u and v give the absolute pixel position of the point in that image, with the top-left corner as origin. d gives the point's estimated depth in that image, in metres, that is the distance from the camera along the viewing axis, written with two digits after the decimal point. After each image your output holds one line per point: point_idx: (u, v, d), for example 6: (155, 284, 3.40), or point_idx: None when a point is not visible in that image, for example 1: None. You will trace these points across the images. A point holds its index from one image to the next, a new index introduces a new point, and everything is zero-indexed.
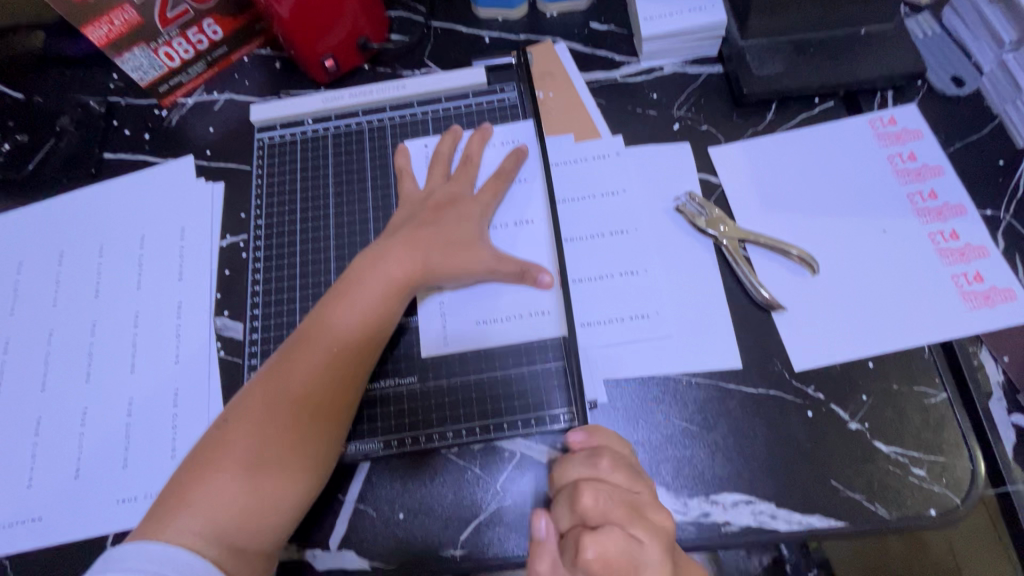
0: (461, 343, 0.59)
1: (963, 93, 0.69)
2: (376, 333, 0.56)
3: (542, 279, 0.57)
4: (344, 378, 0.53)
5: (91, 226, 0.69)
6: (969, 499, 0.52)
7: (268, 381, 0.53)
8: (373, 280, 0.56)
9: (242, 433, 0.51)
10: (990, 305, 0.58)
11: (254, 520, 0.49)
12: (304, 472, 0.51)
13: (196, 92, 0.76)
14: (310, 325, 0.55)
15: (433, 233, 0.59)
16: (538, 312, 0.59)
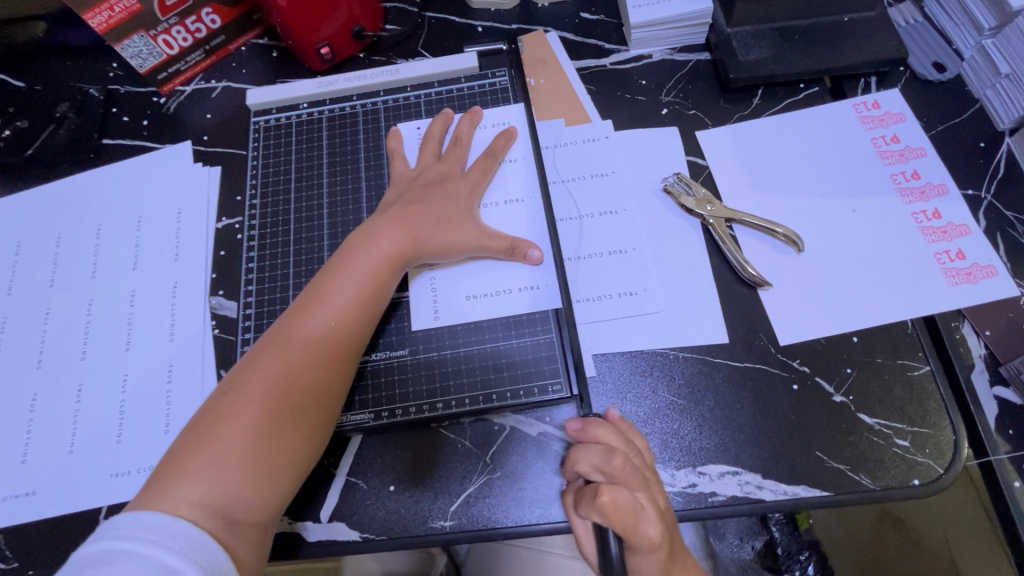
0: (451, 316, 0.60)
1: (944, 79, 0.70)
2: (372, 306, 0.56)
3: (531, 255, 0.59)
4: (342, 351, 0.54)
5: (89, 210, 0.70)
6: (952, 468, 0.53)
7: (264, 354, 0.52)
8: (368, 254, 0.57)
9: (237, 405, 0.50)
10: (972, 281, 0.59)
11: (254, 489, 0.48)
12: (305, 441, 0.51)
13: (194, 80, 0.77)
14: (307, 298, 0.55)
15: (423, 208, 0.60)
16: (529, 287, 0.60)
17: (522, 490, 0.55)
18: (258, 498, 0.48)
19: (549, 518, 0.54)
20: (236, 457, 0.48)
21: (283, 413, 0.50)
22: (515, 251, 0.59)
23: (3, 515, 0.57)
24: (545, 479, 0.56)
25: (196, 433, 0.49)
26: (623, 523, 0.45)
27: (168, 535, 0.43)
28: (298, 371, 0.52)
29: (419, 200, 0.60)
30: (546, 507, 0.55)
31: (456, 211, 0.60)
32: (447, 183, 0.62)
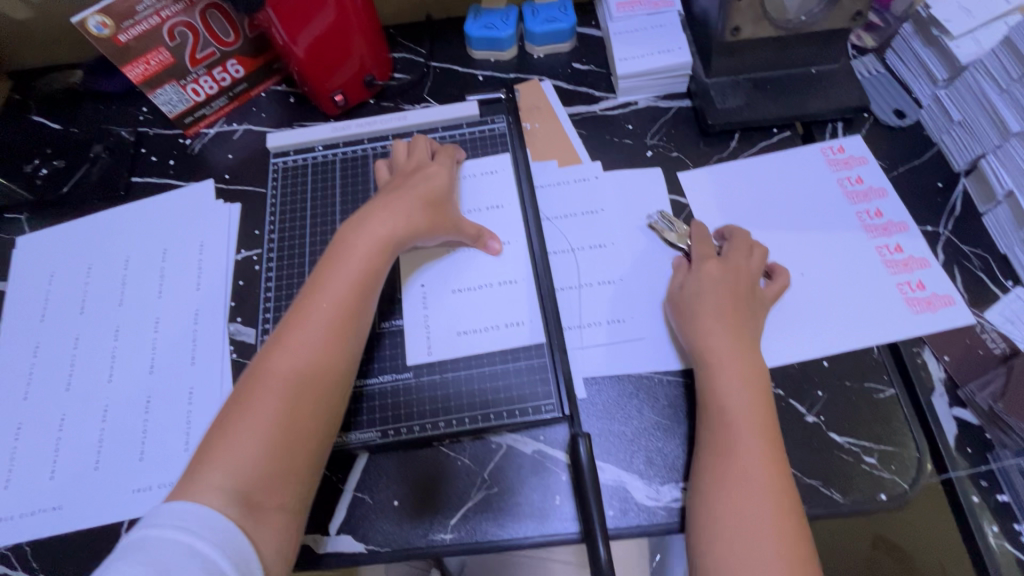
0: (445, 351, 0.65)
1: (904, 124, 0.77)
2: (372, 294, 0.60)
3: (491, 244, 0.69)
4: (345, 331, 0.57)
5: (118, 242, 0.76)
6: (915, 483, 0.57)
7: (274, 345, 0.55)
8: (364, 243, 0.61)
9: (254, 392, 0.53)
10: (932, 309, 0.65)
11: (278, 472, 0.51)
12: (320, 420, 0.54)
13: (218, 123, 0.84)
14: (306, 288, 0.59)
15: (402, 197, 0.64)
16: (514, 323, 0.66)
17: (517, 504, 0.59)
18: (286, 480, 0.51)
19: (542, 530, 0.58)
20: (261, 443, 0.51)
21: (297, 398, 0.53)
22: (480, 237, 0.68)
23: (32, 527, 0.61)
24: (540, 494, 0.60)
25: (219, 426, 0.52)
26: (701, 367, 0.58)
27: (208, 525, 0.46)
28: (308, 357, 0.55)
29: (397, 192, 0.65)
30: (540, 520, 0.58)
31: (430, 197, 0.65)
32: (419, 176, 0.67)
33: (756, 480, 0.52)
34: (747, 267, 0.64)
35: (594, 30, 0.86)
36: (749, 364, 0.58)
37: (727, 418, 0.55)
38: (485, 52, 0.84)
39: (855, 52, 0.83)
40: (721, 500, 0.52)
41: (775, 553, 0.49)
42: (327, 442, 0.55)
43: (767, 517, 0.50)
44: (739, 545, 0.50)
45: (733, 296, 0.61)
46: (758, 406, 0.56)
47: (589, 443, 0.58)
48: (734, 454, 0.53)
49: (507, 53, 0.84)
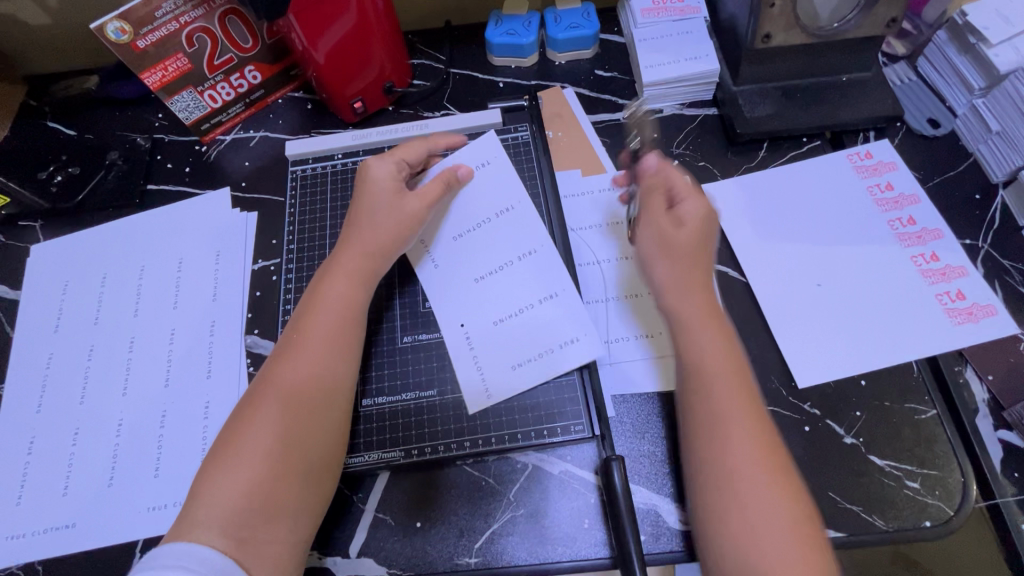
0: (501, 388, 0.61)
1: (939, 134, 0.75)
2: (353, 319, 0.59)
3: (460, 172, 0.69)
4: (330, 361, 0.56)
5: (133, 251, 0.75)
6: (961, 510, 0.55)
7: (259, 381, 0.55)
8: (347, 271, 0.61)
9: (239, 429, 0.52)
10: (974, 320, 0.62)
11: (266, 509, 0.49)
12: (307, 454, 0.52)
13: (234, 130, 0.83)
14: (295, 321, 0.59)
15: (364, 211, 0.64)
16: (569, 342, 0.62)
17: (545, 527, 0.57)
18: (276, 509, 0.50)
19: (570, 555, 0.56)
20: (249, 477, 0.50)
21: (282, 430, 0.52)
22: (448, 177, 0.67)
23: (45, 545, 0.59)
24: (567, 517, 0.57)
25: (208, 463, 0.51)
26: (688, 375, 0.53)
27: (200, 560, 0.45)
28: (290, 388, 0.54)
29: (362, 202, 0.64)
30: (568, 544, 0.56)
31: (387, 194, 0.64)
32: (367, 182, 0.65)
33: (738, 424, 0.49)
34: (689, 208, 0.59)
35: (617, 35, 0.84)
36: (724, 345, 0.53)
37: (699, 359, 0.53)
38: (506, 58, 0.82)
39: (885, 60, 0.81)
40: (716, 445, 0.49)
41: (773, 498, 0.47)
42: (316, 470, 0.53)
43: (753, 455, 0.48)
44: (742, 488, 0.47)
45: (688, 245, 0.57)
46: (725, 344, 0.53)
47: (622, 467, 0.56)
48: (709, 396, 0.51)
49: (529, 59, 0.82)
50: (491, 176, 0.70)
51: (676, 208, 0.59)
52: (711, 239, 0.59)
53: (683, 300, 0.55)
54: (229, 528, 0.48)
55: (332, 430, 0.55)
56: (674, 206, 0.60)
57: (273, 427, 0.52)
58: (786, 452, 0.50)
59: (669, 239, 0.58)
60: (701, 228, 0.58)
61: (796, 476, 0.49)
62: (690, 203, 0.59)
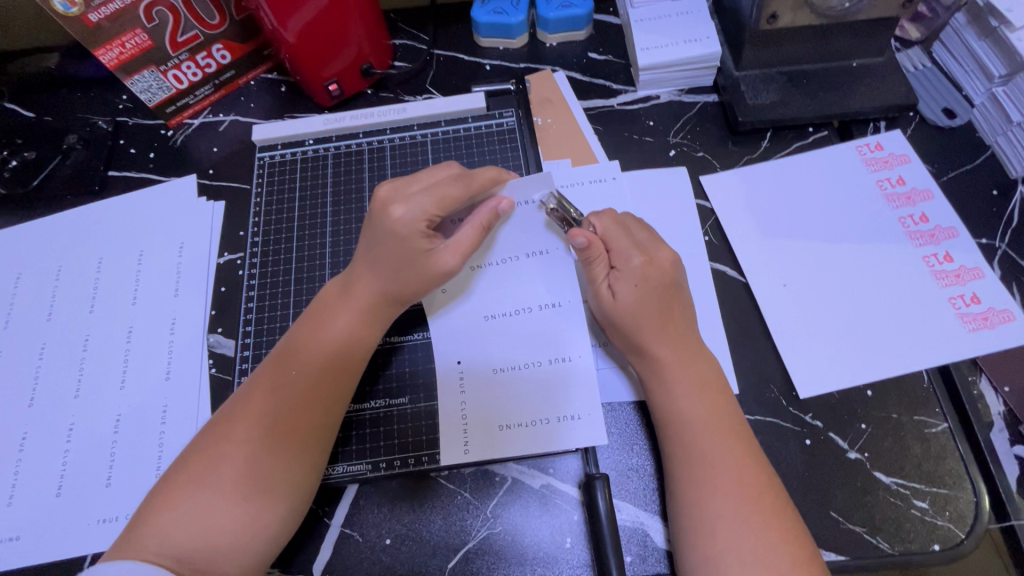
0: (485, 448, 0.55)
1: (955, 125, 0.70)
2: (353, 353, 0.53)
3: (502, 206, 0.53)
4: (326, 398, 0.50)
5: (90, 242, 0.70)
6: (973, 532, 0.51)
7: (239, 405, 0.49)
8: (352, 300, 0.53)
9: (211, 455, 0.47)
10: (990, 326, 0.58)
11: (227, 547, 0.44)
12: (285, 495, 0.47)
13: (203, 114, 0.77)
14: (291, 343, 0.52)
15: (382, 247, 0.52)
16: (571, 418, 0.55)
17: (523, 547, 0.53)
18: (241, 551, 0.45)
19: None
20: (218, 508, 0.45)
21: (261, 468, 0.47)
22: (490, 220, 0.53)
23: None
24: (548, 535, 0.53)
25: (172, 479, 0.46)
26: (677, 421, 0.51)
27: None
28: (274, 426, 0.48)
29: (377, 234, 0.53)
30: (549, 565, 0.52)
31: (409, 240, 0.52)
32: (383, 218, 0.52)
33: (723, 477, 0.47)
34: (632, 262, 0.54)
35: (612, 16, 0.79)
36: (719, 389, 0.52)
37: (675, 412, 0.51)
38: (494, 39, 0.77)
39: (899, 44, 0.76)
40: (698, 499, 0.47)
41: (764, 553, 0.44)
42: (294, 515, 0.48)
43: (741, 509, 0.46)
44: (729, 552, 0.45)
45: (640, 311, 0.53)
46: (704, 392, 0.51)
47: (606, 486, 0.52)
48: (689, 449, 0.49)
49: (517, 41, 0.77)
50: (537, 218, 0.56)
51: (617, 264, 0.54)
52: (679, 286, 0.55)
53: (657, 358, 0.52)
54: (186, 553, 0.43)
55: (316, 470, 0.50)
56: (614, 262, 0.55)
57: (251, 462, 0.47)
58: (786, 512, 0.46)
59: (624, 305, 0.53)
60: (651, 286, 0.53)
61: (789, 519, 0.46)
62: (629, 258, 0.54)
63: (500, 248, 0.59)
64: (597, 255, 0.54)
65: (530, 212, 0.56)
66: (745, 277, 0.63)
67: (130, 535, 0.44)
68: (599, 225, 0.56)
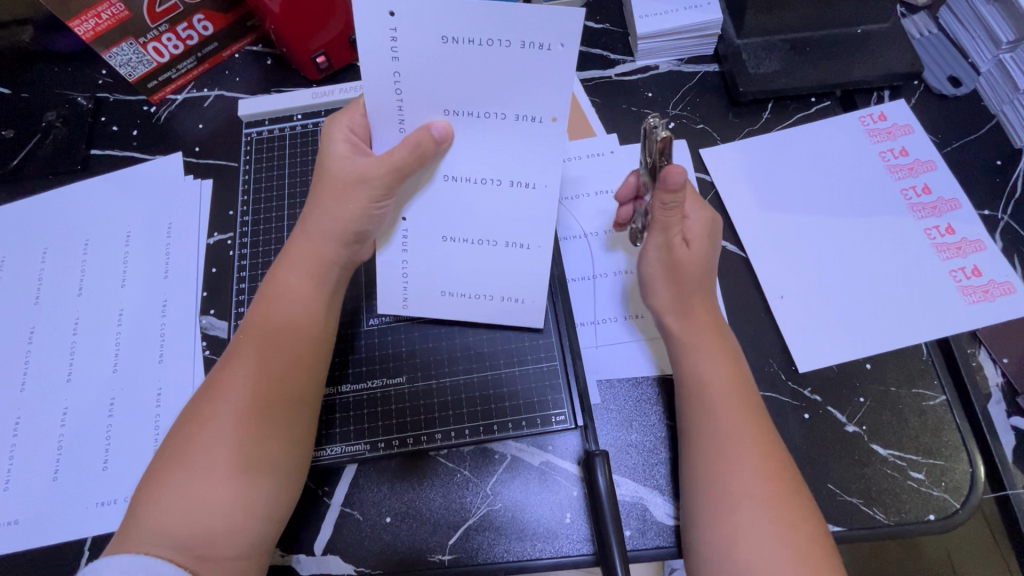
0: (423, 305, 0.56)
1: (960, 94, 0.68)
2: (311, 314, 0.51)
3: (437, 131, 0.43)
4: (300, 368, 0.49)
5: (75, 224, 0.68)
6: (968, 503, 0.52)
7: (212, 389, 0.48)
8: (298, 260, 0.51)
9: (192, 441, 0.46)
10: (989, 299, 0.58)
11: (224, 527, 0.44)
12: (276, 472, 0.47)
13: (186, 89, 0.74)
14: (259, 317, 0.51)
15: (324, 197, 0.50)
16: (513, 299, 0.54)
17: (522, 522, 0.54)
18: (237, 532, 0.44)
19: (550, 551, 0.53)
20: (211, 491, 0.44)
21: (243, 442, 0.46)
22: (422, 151, 0.43)
23: None
24: (547, 511, 0.54)
25: (159, 467, 0.46)
26: (678, 403, 0.50)
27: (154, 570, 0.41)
28: (244, 397, 0.47)
29: (323, 188, 0.50)
30: (549, 540, 0.53)
31: (351, 172, 0.48)
32: (331, 142, 0.49)
33: (730, 455, 0.47)
34: (694, 217, 0.52)
35: None
36: (714, 358, 0.51)
37: (699, 384, 0.50)
38: None
39: (904, 10, 0.73)
40: (721, 472, 0.46)
41: (776, 525, 0.44)
42: (285, 492, 0.47)
43: (759, 482, 0.45)
44: (735, 526, 0.44)
45: (694, 263, 0.51)
46: (713, 364, 0.50)
47: (605, 463, 0.51)
48: (712, 424, 0.48)
49: None
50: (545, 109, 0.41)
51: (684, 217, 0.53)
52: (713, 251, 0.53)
53: (674, 330, 0.52)
54: (184, 538, 0.43)
55: (300, 446, 0.49)
56: (682, 215, 0.53)
57: (230, 441, 0.45)
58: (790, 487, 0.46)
59: (673, 262, 0.52)
60: (703, 244, 0.52)
61: (796, 496, 0.46)
62: (693, 212, 0.53)
63: (440, 95, 0.42)
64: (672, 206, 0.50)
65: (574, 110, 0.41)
66: (745, 251, 0.62)
67: (129, 528, 0.44)
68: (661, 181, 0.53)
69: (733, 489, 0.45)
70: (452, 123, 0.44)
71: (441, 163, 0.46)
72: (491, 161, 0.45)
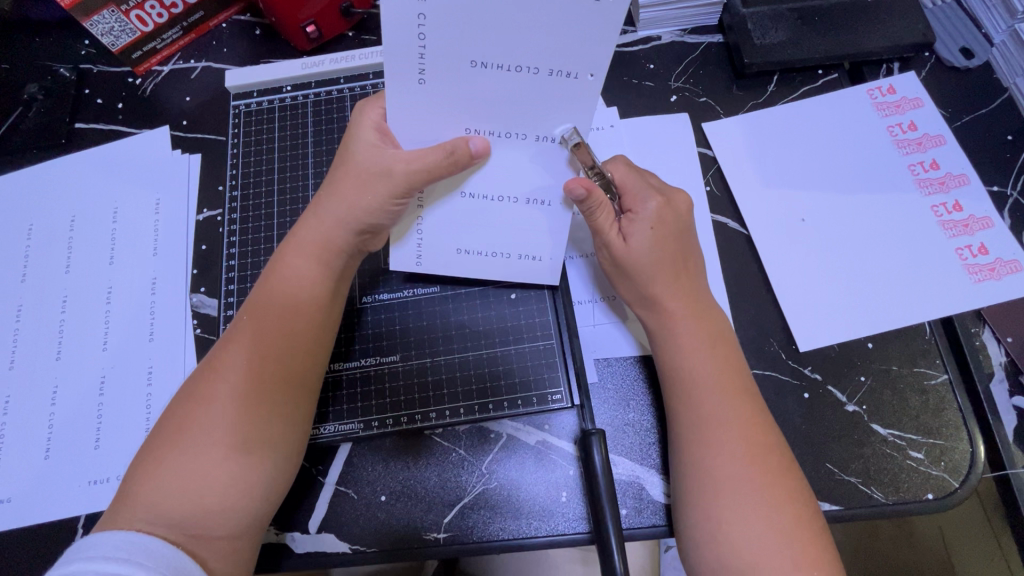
0: (437, 264, 0.54)
1: (972, 66, 0.66)
2: (314, 298, 0.50)
3: (474, 146, 0.43)
4: (300, 350, 0.48)
5: (60, 200, 0.66)
6: (967, 482, 0.51)
7: (212, 367, 0.47)
8: (304, 242, 0.50)
9: (189, 421, 0.45)
10: (995, 277, 0.56)
11: (221, 506, 0.43)
12: (274, 452, 0.46)
13: (173, 59, 0.71)
14: (260, 296, 0.49)
15: (344, 182, 0.49)
16: (528, 257, 0.53)
17: (518, 501, 0.53)
18: (232, 511, 0.44)
19: (546, 529, 0.52)
20: (206, 471, 0.43)
21: (240, 424, 0.45)
22: (457, 161, 0.43)
23: None
24: (544, 490, 0.53)
25: (155, 446, 0.45)
26: (675, 381, 0.49)
27: (145, 550, 0.40)
28: (242, 378, 0.46)
29: (344, 172, 0.49)
30: (545, 519, 0.53)
31: (376, 163, 0.47)
32: (360, 130, 0.49)
33: (730, 434, 0.46)
34: (647, 206, 0.51)
35: None
36: (717, 338, 0.50)
37: (686, 367, 0.49)
38: None
39: None
40: (706, 457, 0.46)
41: (762, 508, 0.43)
42: (282, 474, 0.47)
43: (756, 461, 0.45)
44: (732, 504, 0.44)
45: (664, 251, 0.50)
46: (725, 348, 0.50)
47: (602, 441, 0.51)
48: (703, 407, 0.47)
49: None
50: (547, 88, 0.40)
51: (631, 209, 0.51)
52: (688, 235, 0.53)
53: (673, 310, 0.50)
54: (179, 515, 0.42)
55: (299, 428, 0.48)
56: (629, 207, 0.52)
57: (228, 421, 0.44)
58: (787, 466, 0.46)
59: (634, 249, 0.50)
60: (668, 231, 0.51)
61: (792, 475, 0.45)
62: (644, 202, 0.51)
63: (471, 41, 0.38)
64: (597, 205, 0.48)
65: (563, 82, 0.40)
66: (747, 228, 0.60)
67: (118, 506, 0.43)
68: (611, 172, 0.52)
69: (733, 467, 0.45)
70: (488, 139, 0.44)
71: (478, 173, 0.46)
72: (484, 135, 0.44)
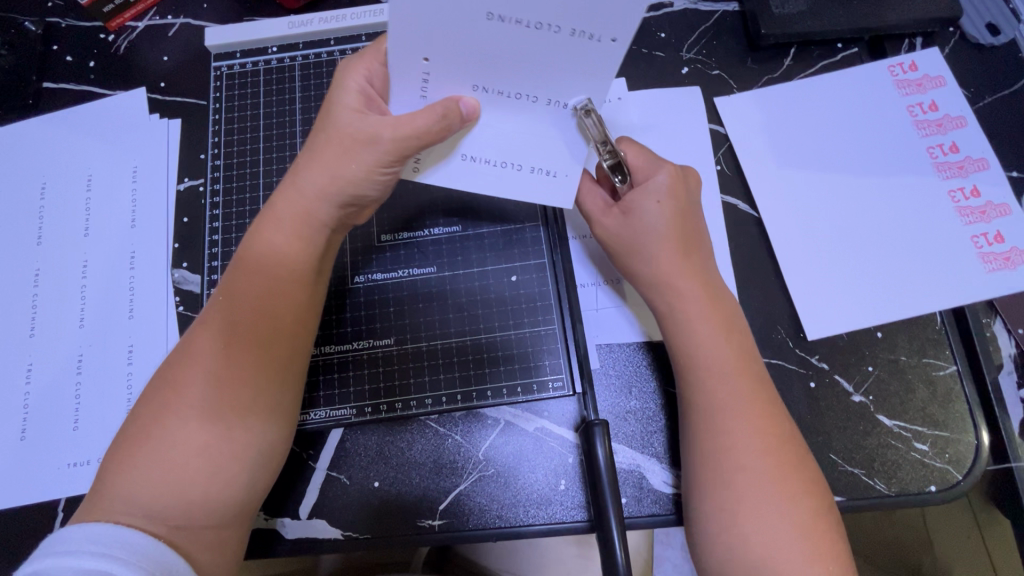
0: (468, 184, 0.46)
1: (998, 43, 0.63)
2: (296, 274, 0.47)
3: (465, 107, 0.41)
4: (281, 329, 0.45)
5: (29, 165, 0.62)
6: (970, 474, 0.51)
7: (187, 351, 0.44)
8: (285, 215, 0.47)
9: (166, 408, 0.42)
10: (1010, 267, 0.55)
11: (205, 495, 0.41)
12: (259, 437, 0.44)
13: (148, 15, 0.66)
14: (238, 274, 0.46)
15: (326, 148, 0.46)
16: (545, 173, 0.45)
17: (514, 487, 0.52)
18: (218, 499, 0.42)
19: (543, 517, 0.51)
20: (187, 459, 0.41)
21: (223, 410, 0.42)
22: (449, 123, 0.41)
23: None
24: (541, 478, 0.52)
25: (129, 435, 0.42)
26: (682, 368, 0.48)
27: (128, 544, 0.37)
28: (221, 361, 0.43)
29: (324, 139, 0.46)
30: (542, 507, 0.51)
31: (358, 129, 0.44)
32: (342, 93, 0.46)
33: (738, 425, 0.44)
34: (659, 181, 0.49)
35: None
36: (724, 324, 0.48)
37: (699, 355, 0.47)
38: None
39: None
40: (722, 448, 0.44)
41: (769, 500, 0.42)
42: (266, 462, 0.44)
43: (762, 453, 0.44)
44: (744, 496, 0.43)
45: (678, 234, 0.48)
46: (733, 336, 0.47)
47: (605, 432, 0.49)
48: (712, 397, 0.46)
49: None
50: (567, 49, 0.38)
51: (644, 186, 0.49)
52: (701, 214, 0.50)
53: (681, 294, 0.48)
54: (163, 504, 0.40)
55: (284, 412, 0.46)
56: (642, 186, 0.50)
57: (208, 407, 0.42)
58: (796, 456, 0.44)
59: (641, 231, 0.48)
60: (681, 210, 0.49)
61: (801, 466, 0.44)
62: (658, 177, 0.49)
63: None
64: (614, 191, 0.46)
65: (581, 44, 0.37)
66: (758, 211, 0.58)
67: (97, 495, 0.41)
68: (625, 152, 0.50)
69: (740, 459, 0.43)
70: (480, 100, 0.42)
71: (466, 138, 0.44)
72: (486, 108, 0.43)
